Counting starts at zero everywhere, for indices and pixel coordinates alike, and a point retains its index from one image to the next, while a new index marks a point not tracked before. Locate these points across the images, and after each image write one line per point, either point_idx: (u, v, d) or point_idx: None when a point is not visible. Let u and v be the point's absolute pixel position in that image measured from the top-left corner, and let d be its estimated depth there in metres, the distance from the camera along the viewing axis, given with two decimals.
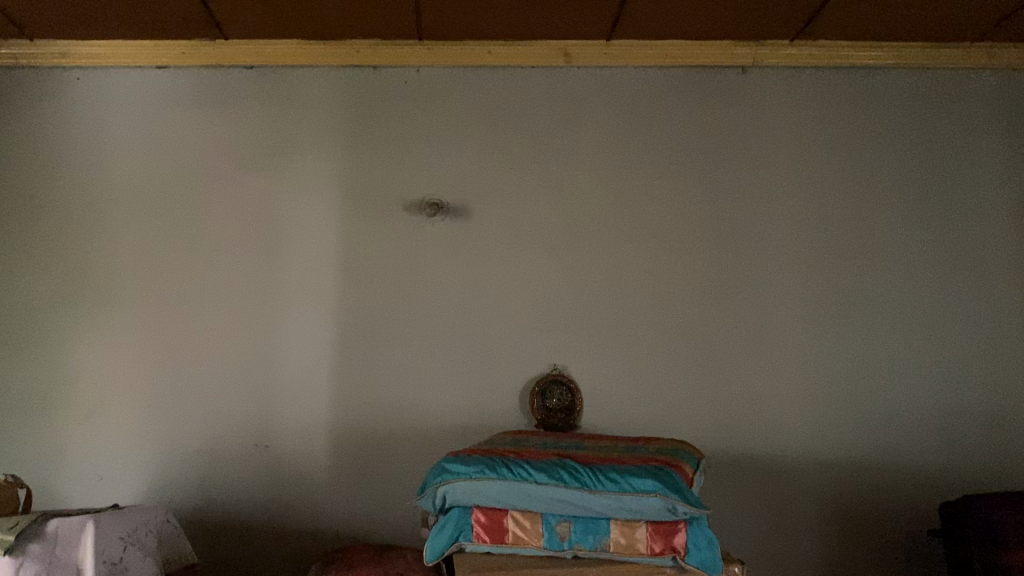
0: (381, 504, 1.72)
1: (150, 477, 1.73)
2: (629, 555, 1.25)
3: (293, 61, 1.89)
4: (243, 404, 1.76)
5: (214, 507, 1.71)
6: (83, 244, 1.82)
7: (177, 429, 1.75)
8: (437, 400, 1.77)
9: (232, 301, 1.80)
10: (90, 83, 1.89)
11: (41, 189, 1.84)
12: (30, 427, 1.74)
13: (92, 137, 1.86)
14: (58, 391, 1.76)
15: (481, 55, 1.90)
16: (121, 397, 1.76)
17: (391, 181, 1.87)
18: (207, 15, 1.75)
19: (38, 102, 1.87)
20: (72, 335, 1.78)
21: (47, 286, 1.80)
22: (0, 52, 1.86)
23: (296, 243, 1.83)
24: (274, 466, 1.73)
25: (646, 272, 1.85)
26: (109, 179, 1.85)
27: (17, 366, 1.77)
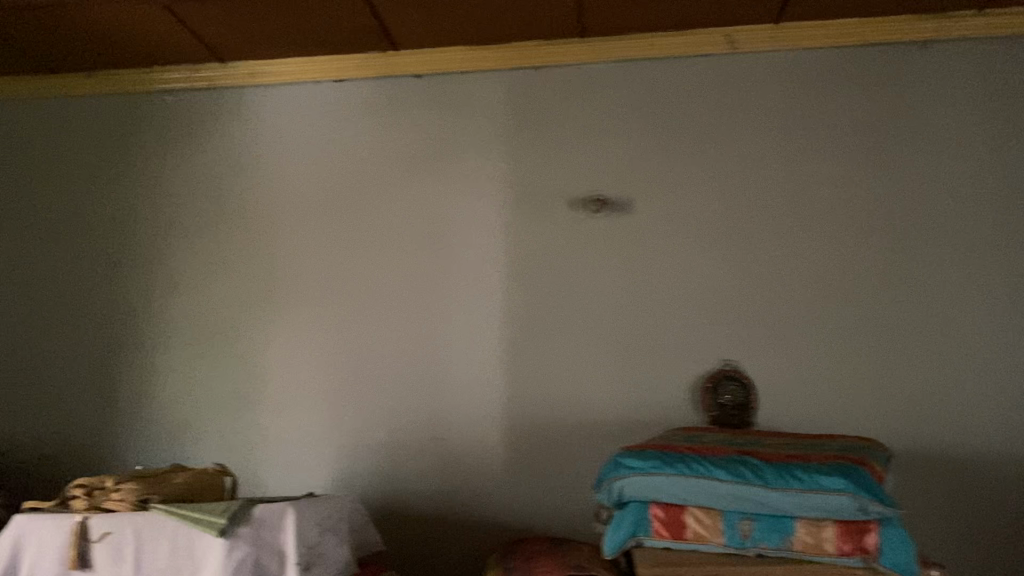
0: (554, 498, 1.75)
1: (336, 466, 1.83)
2: (816, 555, 1.21)
3: (458, 66, 1.95)
4: (419, 398, 1.83)
5: (396, 497, 1.79)
6: (273, 249, 1.95)
7: (360, 422, 1.84)
8: (606, 395, 1.78)
9: (408, 299, 1.88)
10: (276, 98, 2.02)
11: (232, 200, 1.99)
12: (232, 419, 1.88)
13: (279, 149, 2.00)
14: (254, 386, 1.89)
15: (644, 48, 1.89)
16: (308, 392, 1.87)
17: (556, 178, 1.89)
18: (381, 28, 1.84)
19: (232, 120, 2.03)
20: (262, 335, 1.92)
21: (243, 288, 1.94)
22: (199, 75, 2.03)
23: (465, 242, 1.89)
24: (450, 459, 1.79)
25: (821, 261, 1.78)
26: (294, 187, 1.97)
27: (215, 364, 1.92)
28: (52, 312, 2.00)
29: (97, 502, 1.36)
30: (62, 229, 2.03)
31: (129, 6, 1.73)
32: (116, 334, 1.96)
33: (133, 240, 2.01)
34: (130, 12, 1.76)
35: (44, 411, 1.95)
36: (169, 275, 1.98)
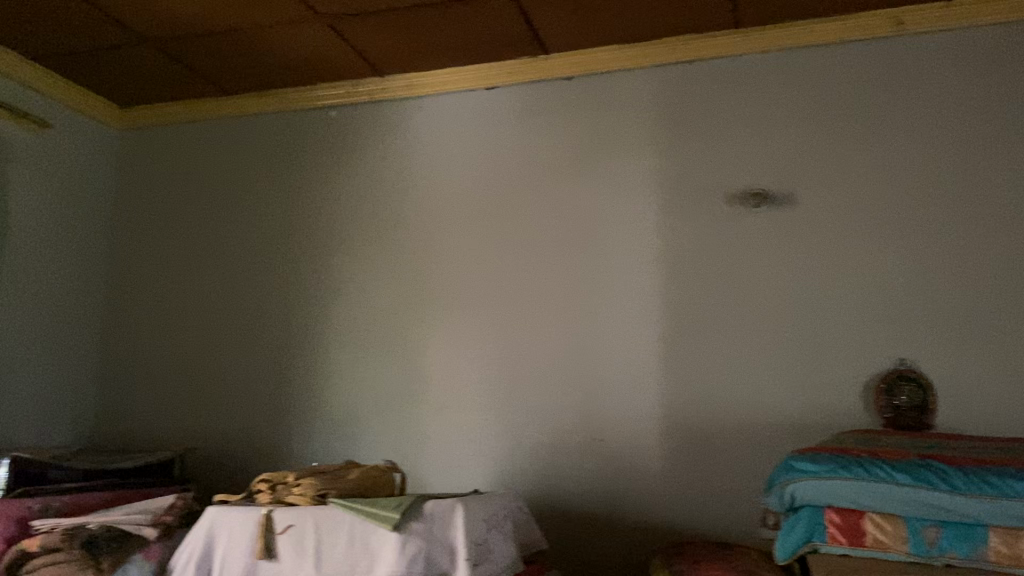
0: (717, 502, 1.71)
1: (497, 466, 1.86)
2: (1013, 567, 1.13)
3: (610, 66, 1.94)
4: (576, 399, 1.84)
5: (556, 498, 1.80)
6: (431, 254, 2.01)
7: (519, 422, 1.87)
8: (770, 397, 1.72)
9: (562, 300, 1.89)
10: (430, 108, 2.08)
11: (391, 209, 2.07)
12: (396, 419, 1.95)
13: (435, 157, 2.06)
14: (416, 388, 1.96)
15: (802, 35, 1.82)
16: (467, 393, 1.92)
17: (712, 175, 1.85)
18: (532, 33, 1.86)
19: (390, 131, 2.11)
20: (422, 338, 1.98)
21: (403, 293, 2.02)
22: (360, 90, 2.13)
23: (619, 242, 1.88)
24: (609, 460, 1.78)
25: (1007, 253, 1.65)
26: (450, 193, 2.03)
27: (379, 366, 1.99)
28: (231, 318, 2.14)
29: (279, 496, 1.45)
30: (238, 240, 2.17)
31: (297, 27, 1.84)
32: (288, 339, 2.08)
33: (302, 249, 2.12)
34: (298, 32, 1.86)
35: (226, 411, 2.09)
36: (336, 281, 2.07)
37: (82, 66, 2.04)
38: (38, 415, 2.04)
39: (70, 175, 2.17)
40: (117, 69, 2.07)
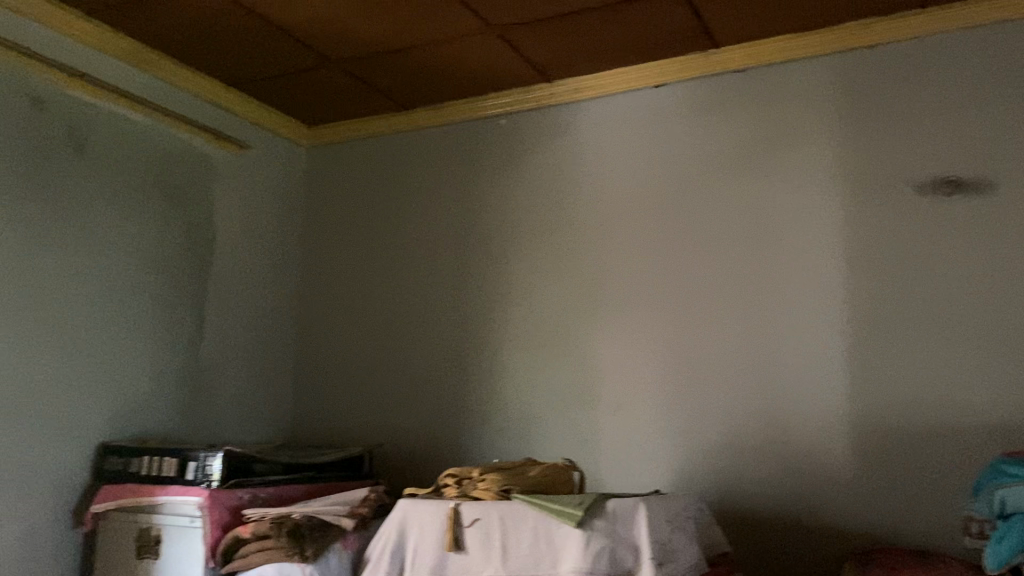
0: (913, 507, 1.62)
1: (675, 465, 1.85)
2: None
3: (782, 56, 1.89)
4: (755, 399, 1.79)
5: (738, 499, 1.77)
6: (602, 255, 2.02)
7: (697, 422, 1.84)
8: (970, 396, 1.61)
9: (738, 297, 1.85)
10: (599, 110, 2.10)
11: (561, 210, 2.10)
12: (572, 417, 1.98)
13: (604, 157, 2.07)
14: (591, 387, 1.97)
15: (997, 9, 1.70)
16: (642, 392, 1.92)
17: (898, 163, 1.76)
18: (700, 28, 1.84)
19: (559, 135, 2.14)
20: (595, 338, 1.99)
21: (576, 294, 2.04)
22: (529, 96, 2.17)
23: (798, 236, 1.82)
24: (793, 461, 1.73)
25: None
26: (621, 194, 2.03)
27: (553, 366, 2.03)
28: (412, 321, 2.24)
29: (465, 490, 1.52)
30: (417, 246, 2.27)
31: (469, 39, 1.90)
32: (465, 340, 2.15)
33: (475, 253, 2.19)
34: (470, 44, 1.93)
35: (409, 409, 2.20)
36: (510, 284, 2.13)
37: (275, 90, 2.21)
38: (243, 413, 2.22)
39: (266, 191, 2.35)
40: (305, 91, 2.22)
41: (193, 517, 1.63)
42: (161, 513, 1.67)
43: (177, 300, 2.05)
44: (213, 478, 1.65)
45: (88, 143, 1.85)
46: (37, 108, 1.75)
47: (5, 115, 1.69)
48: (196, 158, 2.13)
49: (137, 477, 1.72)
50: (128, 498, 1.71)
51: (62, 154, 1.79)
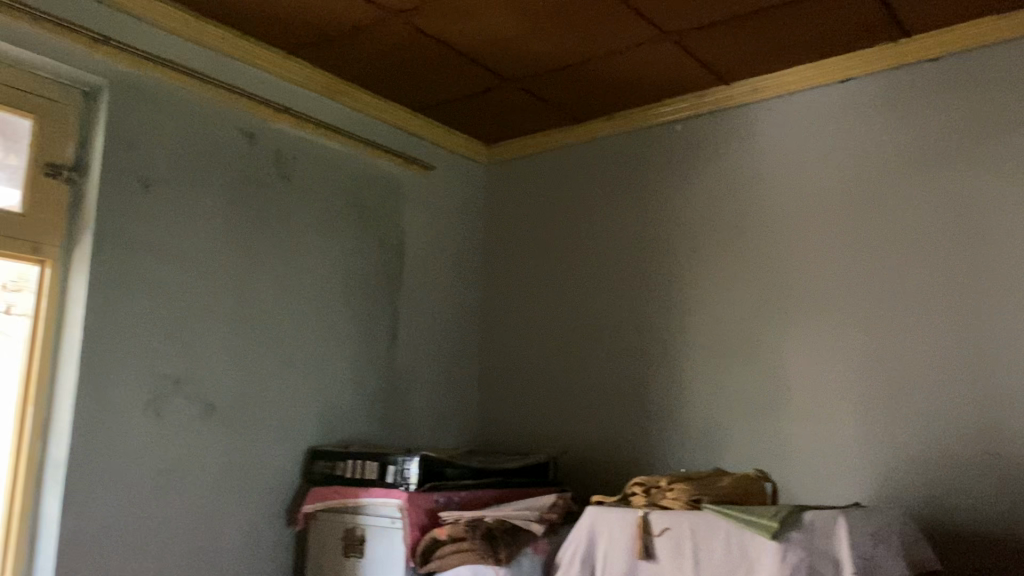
0: None
1: (874, 476, 1.76)
2: None
3: (983, 40, 1.76)
4: (964, 407, 1.67)
5: (946, 514, 1.65)
6: (788, 258, 1.96)
7: (897, 430, 1.75)
8: None
9: (940, 299, 1.74)
10: (780, 110, 2.04)
11: (743, 214, 2.05)
12: (761, 426, 1.93)
13: (788, 157, 2.01)
14: (780, 394, 1.91)
15: None
16: (837, 399, 1.83)
17: None
18: (888, 17, 1.75)
19: (738, 138, 2.09)
20: (783, 344, 1.93)
21: (761, 299, 1.99)
22: (706, 100, 2.14)
23: (1008, 232, 1.68)
24: (1011, 474, 1.60)
25: None
26: (806, 194, 1.96)
27: (740, 374, 1.98)
28: (593, 330, 2.26)
29: (654, 499, 1.52)
30: (596, 256, 2.30)
31: (643, 48, 1.91)
32: (647, 348, 2.15)
33: (655, 260, 2.18)
34: (643, 53, 1.93)
35: (593, 418, 2.22)
36: (692, 290, 2.10)
37: (457, 112, 2.31)
38: (434, 420, 2.33)
39: (450, 208, 2.45)
40: (485, 111, 2.30)
41: (394, 518, 1.72)
42: (365, 514, 1.78)
43: (373, 314, 2.18)
44: (411, 481, 1.74)
45: (292, 171, 2.02)
46: (249, 142, 1.93)
47: (223, 151, 1.87)
48: (387, 180, 2.26)
49: (342, 479, 1.84)
50: (335, 499, 1.83)
51: (271, 183, 1.96)
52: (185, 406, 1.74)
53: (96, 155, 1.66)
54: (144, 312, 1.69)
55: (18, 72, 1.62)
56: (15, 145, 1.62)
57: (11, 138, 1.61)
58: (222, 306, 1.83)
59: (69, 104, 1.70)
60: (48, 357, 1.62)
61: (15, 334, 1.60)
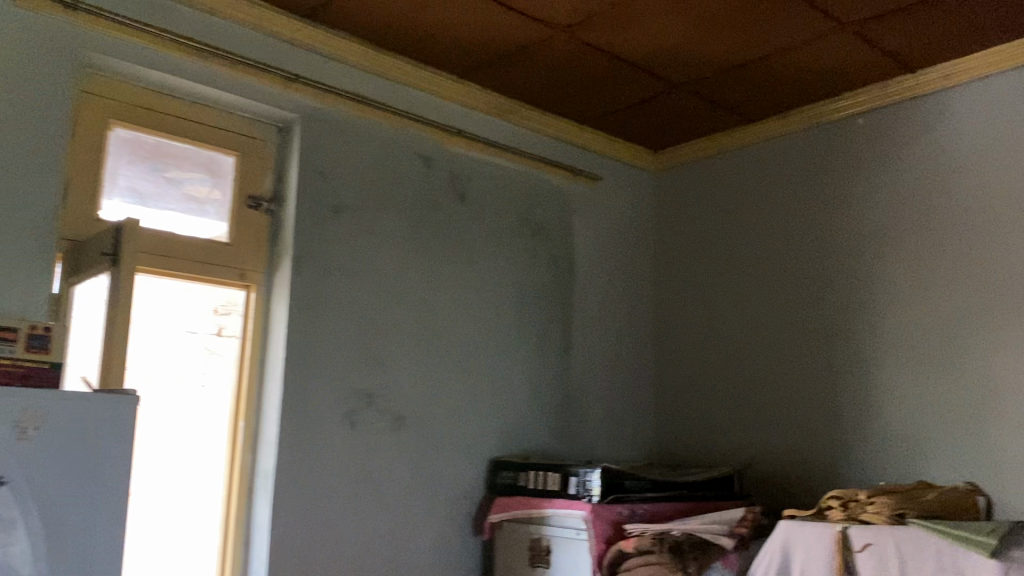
0: None
1: None
2: None
3: None
4: None
5: None
6: (992, 254, 1.81)
7: None
8: None
9: None
10: (975, 95, 1.90)
11: (936, 210, 1.92)
12: (968, 436, 1.79)
13: (986, 146, 1.86)
14: (988, 401, 1.77)
15: None
16: None
17: None
18: None
19: (928, 129, 1.97)
20: (989, 347, 1.79)
21: (961, 299, 1.85)
22: (890, 90, 2.03)
23: None
24: None
25: None
26: (1009, 185, 1.81)
27: (941, 380, 1.85)
28: (775, 337, 2.18)
29: (854, 514, 1.44)
30: (775, 260, 2.22)
31: (819, 43, 1.84)
32: (834, 355, 2.05)
33: (840, 262, 2.08)
34: (819, 46, 1.86)
35: (777, 428, 2.14)
36: (883, 293, 1.99)
37: (623, 121, 2.31)
38: (612, 432, 2.32)
39: (620, 219, 2.45)
40: (652, 119, 2.29)
41: (579, 530, 1.74)
42: (550, 525, 1.80)
43: (548, 327, 2.21)
44: (594, 493, 1.74)
45: (467, 190, 2.08)
46: (426, 165, 2.01)
47: (403, 174, 1.96)
48: (557, 194, 2.29)
49: (525, 490, 1.87)
50: (519, 511, 1.86)
51: (447, 203, 2.03)
52: (377, 419, 1.83)
53: (292, 186, 1.78)
54: (337, 330, 1.79)
55: (221, 114, 1.77)
56: (222, 181, 1.76)
57: (218, 175, 1.76)
58: (407, 323, 1.91)
59: (266, 140, 1.83)
60: (256, 374, 1.75)
61: (226, 354, 1.74)
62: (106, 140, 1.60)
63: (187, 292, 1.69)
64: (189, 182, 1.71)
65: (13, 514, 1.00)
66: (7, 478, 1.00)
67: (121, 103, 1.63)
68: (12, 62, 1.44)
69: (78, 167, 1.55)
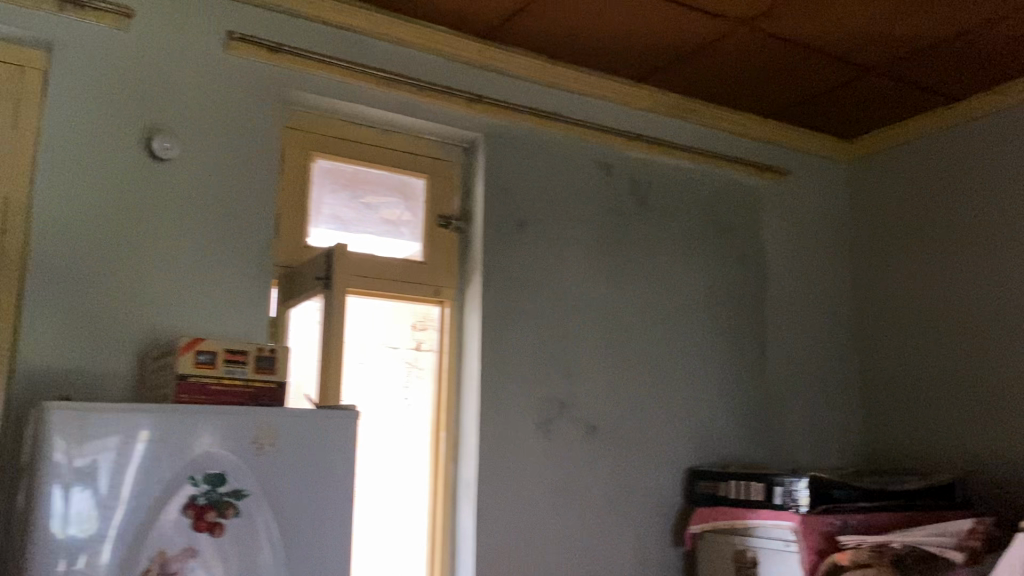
0: None
1: None
2: None
3: None
4: None
5: None
6: None
7: None
8: None
9: None
10: None
11: None
12: None
13: None
14: None
15: None
16: None
17: None
18: None
19: None
20: None
21: None
22: None
23: None
24: None
25: None
26: None
27: None
28: (993, 331, 2.01)
29: None
30: (989, 247, 2.04)
31: None
32: None
33: None
34: None
35: (1003, 431, 1.96)
36: None
37: (809, 112, 2.20)
38: (814, 438, 2.21)
39: (810, 214, 2.33)
40: (841, 106, 2.17)
41: (787, 541, 1.66)
42: (756, 536, 1.74)
43: (740, 331, 2.14)
44: (801, 504, 1.66)
45: (649, 195, 2.06)
46: (607, 172, 2.00)
47: (585, 184, 1.96)
48: (742, 192, 2.21)
49: (727, 499, 1.81)
50: (723, 521, 1.80)
51: (630, 209, 2.02)
52: (572, 428, 1.83)
53: (478, 203, 1.83)
54: (529, 342, 1.82)
55: (410, 138, 1.84)
56: (414, 202, 1.84)
57: (411, 197, 1.83)
58: (595, 332, 1.91)
59: (453, 160, 1.89)
60: (453, 387, 1.81)
61: (426, 367, 1.80)
62: (310, 171, 1.71)
63: (388, 310, 1.77)
64: (384, 206, 1.80)
65: (255, 524, 1.08)
66: (249, 490, 1.09)
67: (322, 136, 1.73)
68: (227, 107, 1.57)
69: (286, 199, 1.67)
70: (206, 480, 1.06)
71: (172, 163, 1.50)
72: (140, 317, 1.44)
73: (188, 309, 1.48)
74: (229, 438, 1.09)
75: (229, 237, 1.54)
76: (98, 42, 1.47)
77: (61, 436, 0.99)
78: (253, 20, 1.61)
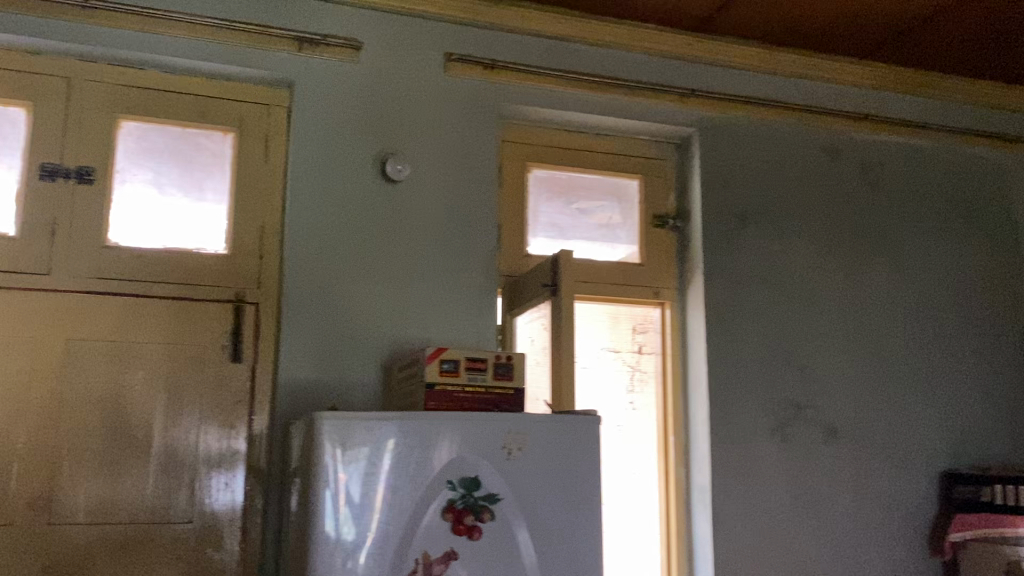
0: None
1: None
2: None
3: None
4: None
5: None
6: None
7: None
8: None
9: None
10: None
11: None
12: None
13: None
14: None
15: None
16: None
17: None
18: None
19: None
20: None
21: None
22: None
23: None
24: None
25: None
26: None
27: None
28: None
29: None
30: None
31: None
32: None
33: None
34: None
35: None
36: None
37: None
38: None
39: None
40: None
41: None
42: None
43: (994, 319, 1.95)
44: None
45: (880, 178, 1.92)
46: (832, 158, 1.89)
47: (808, 172, 1.87)
48: (987, 168, 2.01)
49: (992, 505, 1.66)
50: (986, 530, 1.65)
51: (859, 195, 1.89)
52: (809, 429, 1.74)
53: (696, 200, 1.78)
54: (758, 340, 1.75)
55: (623, 140, 1.83)
56: (629, 204, 1.82)
57: (625, 199, 1.82)
58: (829, 327, 1.81)
59: (666, 158, 1.86)
60: (680, 389, 1.77)
61: (649, 371, 1.78)
62: (527, 180, 1.75)
63: (609, 314, 1.77)
64: (599, 209, 1.80)
65: (510, 528, 1.11)
66: (502, 494, 1.11)
67: (537, 145, 1.76)
68: (449, 125, 1.63)
69: (508, 209, 1.71)
70: (462, 484, 1.10)
71: (403, 183, 1.58)
72: (382, 331, 1.52)
73: (424, 321, 1.55)
74: (480, 443, 1.12)
75: (457, 249, 1.60)
76: (332, 76, 1.57)
77: (329, 441, 1.07)
78: (468, 39, 1.67)
